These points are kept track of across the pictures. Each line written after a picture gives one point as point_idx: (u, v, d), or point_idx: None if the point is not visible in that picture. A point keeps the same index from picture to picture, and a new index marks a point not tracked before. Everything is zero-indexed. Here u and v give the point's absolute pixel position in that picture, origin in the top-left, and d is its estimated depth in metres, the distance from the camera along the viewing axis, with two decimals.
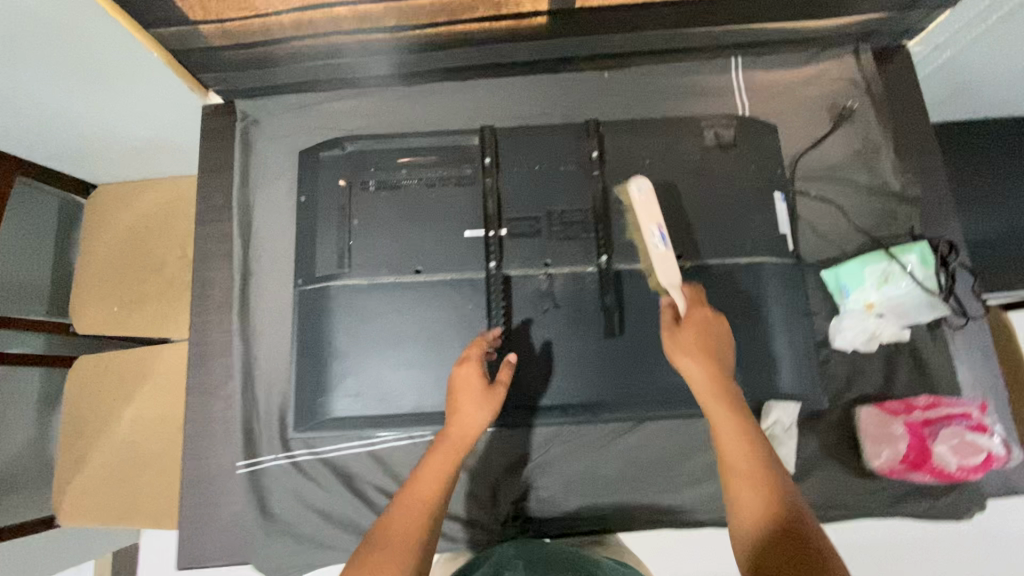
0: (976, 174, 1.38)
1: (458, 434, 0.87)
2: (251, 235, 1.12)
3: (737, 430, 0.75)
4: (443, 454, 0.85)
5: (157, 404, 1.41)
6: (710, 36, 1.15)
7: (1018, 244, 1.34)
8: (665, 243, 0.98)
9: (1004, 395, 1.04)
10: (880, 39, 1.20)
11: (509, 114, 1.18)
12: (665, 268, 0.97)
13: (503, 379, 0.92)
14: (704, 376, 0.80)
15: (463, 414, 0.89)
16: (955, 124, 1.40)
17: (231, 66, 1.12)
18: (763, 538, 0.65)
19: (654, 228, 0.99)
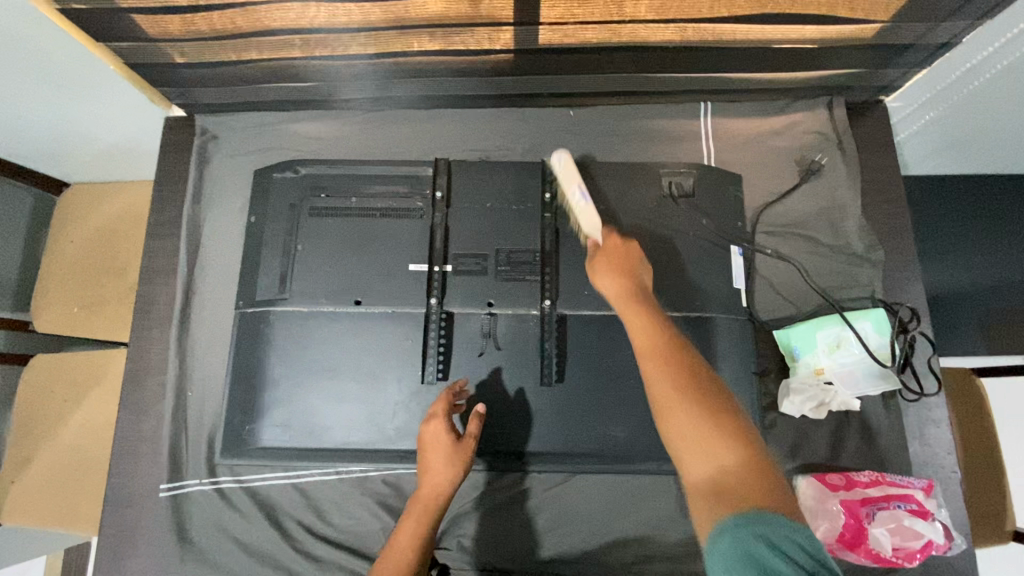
0: (958, 228, 1.32)
1: (428, 495, 0.90)
2: (199, 252, 1.12)
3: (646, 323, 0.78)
4: (416, 516, 0.89)
5: (105, 409, 1.35)
6: (679, 83, 1.13)
7: (994, 303, 1.28)
8: (587, 199, 0.99)
9: (953, 474, 1.00)
10: (855, 94, 1.18)
11: (469, 147, 1.17)
12: (589, 220, 0.98)
13: (470, 434, 0.93)
14: (618, 289, 0.84)
15: (432, 475, 0.90)
16: (944, 178, 1.33)
17: (191, 83, 1.11)
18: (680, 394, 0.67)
19: (575, 189, 1.01)
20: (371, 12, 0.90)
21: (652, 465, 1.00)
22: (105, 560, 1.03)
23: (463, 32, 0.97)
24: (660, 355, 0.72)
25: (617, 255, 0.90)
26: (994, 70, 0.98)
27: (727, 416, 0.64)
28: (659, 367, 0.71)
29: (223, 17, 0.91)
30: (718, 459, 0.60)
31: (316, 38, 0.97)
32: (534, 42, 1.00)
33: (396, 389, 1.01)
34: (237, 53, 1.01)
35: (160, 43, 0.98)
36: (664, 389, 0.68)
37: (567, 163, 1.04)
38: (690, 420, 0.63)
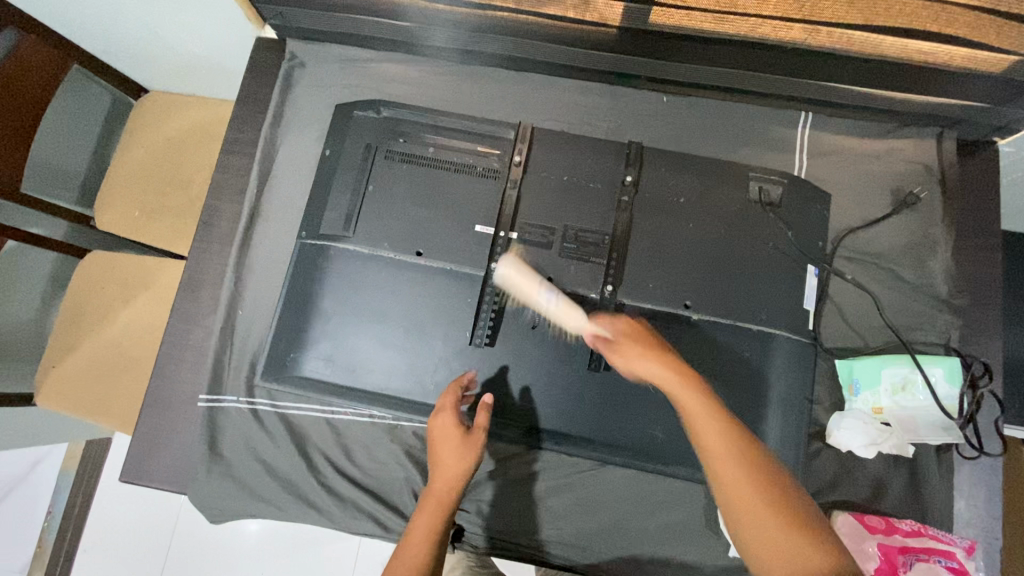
0: None
1: (439, 488, 0.85)
2: (270, 177, 1.12)
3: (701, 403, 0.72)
4: (429, 511, 0.83)
5: (152, 313, 1.38)
6: (784, 88, 1.08)
7: None
8: (556, 299, 0.98)
9: (996, 541, 0.96)
10: (968, 129, 1.10)
11: (553, 117, 1.14)
12: (570, 318, 0.97)
13: (480, 423, 0.90)
14: (662, 371, 0.76)
15: (444, 465, 0.86)
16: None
17: (290, 4, 1.10)
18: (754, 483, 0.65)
19: (541, 292, 0.99)
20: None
21: (684, 470, 0.98)
22: (135, 457, 1.05)
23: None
24: (726, 440, 0.68)
25: (639, 335, 0.83)
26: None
27: (791, 504, 0.65)
28: (724, 452, 0.68)
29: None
30: (817, 566, 0.60)
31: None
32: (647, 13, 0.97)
33: (442, 346, 1.01)
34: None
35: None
36: (735, 488, 0.66)
37: (518, 269, 0.99)
38: (771, 521, 0.63)
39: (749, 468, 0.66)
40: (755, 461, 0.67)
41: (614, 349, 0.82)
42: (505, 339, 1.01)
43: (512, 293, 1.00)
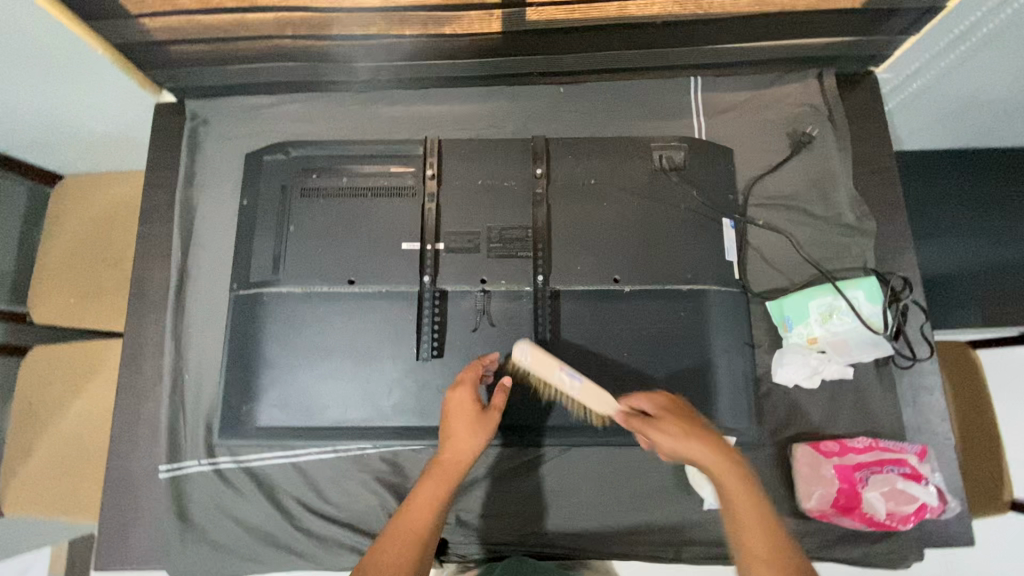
0: (939, 205, 1.37)
1: (451, 458, 0.83)
2: (192, 237, 1.12)
3: (741, 485, 0.68)
4: (436, 481, 0.81)
5: (105, 398, 1.34)
6: (668, 57, 1.13)
7: (982, 279, 1.32)
8: (580, 380, 0.84)
9: (947, 439, 1.01)
10: (845, 64, 1.18)
11: (460, 126, 1.18)
12: (596, 401, 0.83)
13: (497, 406, 0.88)
14: (706, 450, 0.71)
15: (456, 440, 0.84)
16: (915, 160, 1.40)
17: (179, 64, 1.11)
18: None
19: (559, 373, 0.84)
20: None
21: None
22: (106, 544, 1.03)
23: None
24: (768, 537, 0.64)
25: (678, 412, 0.77)
26: (984, 31, 1.00)
27: None
28: (768, 563, 0.62)
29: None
30: None
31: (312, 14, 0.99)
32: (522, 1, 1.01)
33: (391, 367, 1.01)
34: (233, 28, 1.03)
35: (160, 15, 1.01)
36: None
37: (533, 356, 0.82)
38: None
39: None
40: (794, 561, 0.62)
41: (650, 428, 0.75)
42: (451, 347, 1.02)
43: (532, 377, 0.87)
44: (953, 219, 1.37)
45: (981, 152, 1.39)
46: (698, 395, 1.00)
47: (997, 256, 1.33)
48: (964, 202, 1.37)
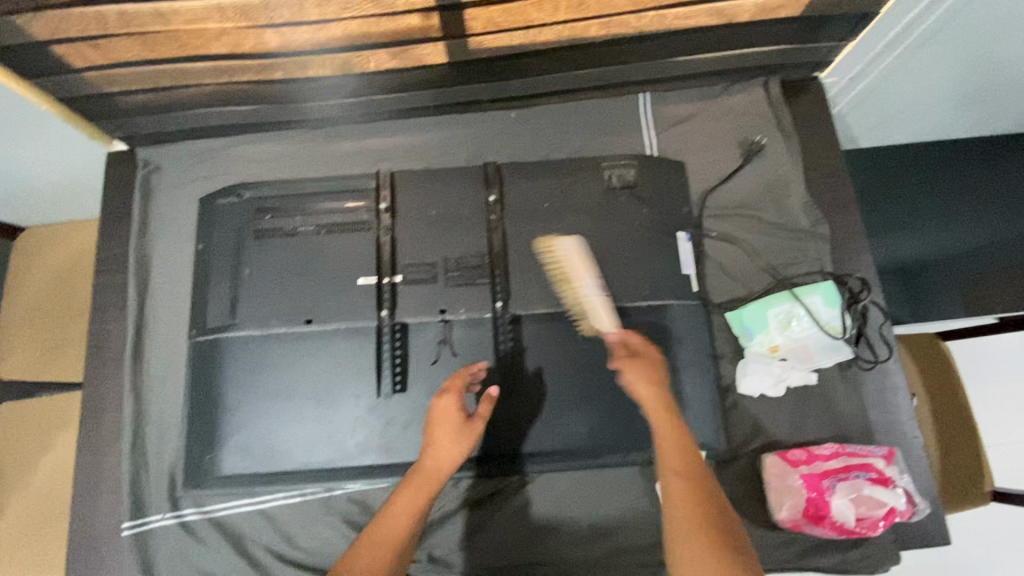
0: (898, 201, 1.42)
1: (432, 467, 0.82)
2: (148, 286, 1.11)
3: (674, 429, 0.74)
4: (418, 487, 0.81)
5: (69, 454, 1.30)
6: (614, 76, 1.14)
7: (943, 271, 1.37)
8: (602, 293, 0.99)
9: (916, 439, 1.01)
10: (790, 71, 1.20)
11: (414, 156, 1.18)
12: (601, 316, 0.97)
13: (482, 415, 0.86)
14: (649, 396, 0.77)
15: (436, 451, 0.83)
16: (872, 158, 1.44)
17: (125, 113, 1.10)
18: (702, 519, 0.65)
19: (589, 281, 0.99)
20: (302, 19, 0.94)
21: (615, 457, 1.00)
22: None
23: (383, 21, 0.97)
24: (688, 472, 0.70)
25: (654, 361, 0.81)
26: (912, 38, 1.02)
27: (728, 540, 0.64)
28: (688, 495, 0.68)
29: (140, 19, 0.90)
30: None
31: (258, 56, 1.01)
32: (462, 27, 1.00)
33: (354, 404, 1.00)
34: (182, 76, 1.04)
35: (101, 67, 1.00)
36: (686, 541, 0.64)
37: (579, 253, 1.02)
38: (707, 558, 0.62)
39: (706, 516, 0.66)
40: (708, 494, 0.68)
41: (620, 368, 0.81)
42: (413, 380, 1.01)
43: (563, 271, 1.02)
44: (913, 214, 1.41)
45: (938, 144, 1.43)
46: None
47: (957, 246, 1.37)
48: (924, 197, 1.41)
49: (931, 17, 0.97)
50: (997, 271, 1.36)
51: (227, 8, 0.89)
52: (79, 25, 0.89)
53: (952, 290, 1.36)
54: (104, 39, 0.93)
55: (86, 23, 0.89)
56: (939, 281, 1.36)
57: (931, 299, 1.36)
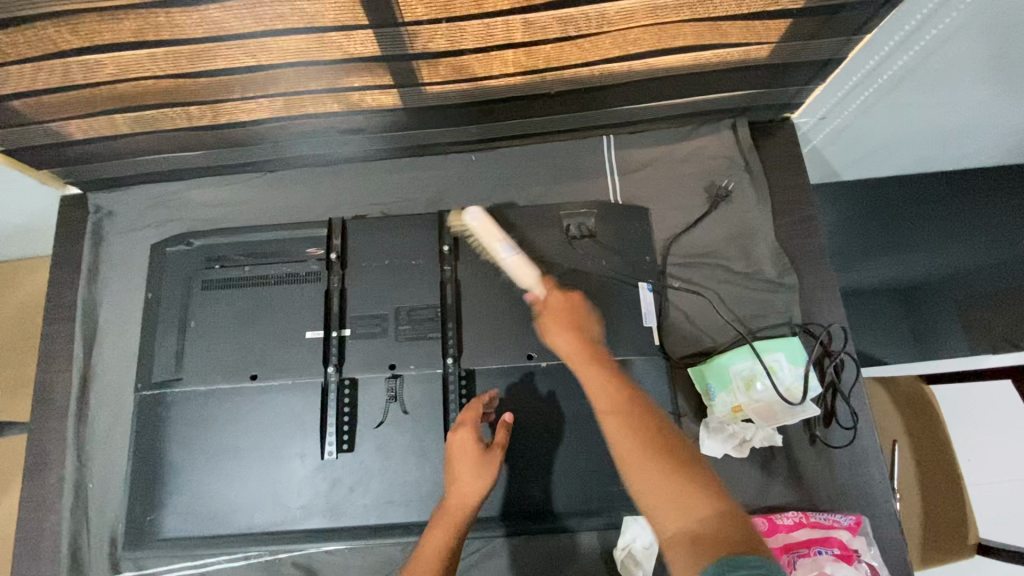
0: (882, 226, 1.39)
1: (456, 505, 0.78)
2: (97, 335, 1.09)
3: (586, 364, 0.68)
4: (442, 530, 0.76)
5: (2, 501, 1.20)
6: (576, 120, 1.11)
7: (926, 296, 1.35)
8: (513, 252, 0.92)
9: (890, 505, 0.95)
10: (759, 113, 1.16)
11: (370, 201, 1.16)
12: (523, 272, 0.88)
13: (499, 442, 0.83)
14: (570, 345, 0.71)
15: (460, 485, 0.79)
16: (858, 184, 1.41)
17: (74, 160, 1.08)
18: (639, 430, 0.60)
19: (501, 244, 0.94)
20: (245, 72, 0.89)
21: (570, 522, 0.95)
22: None
23: (331, 74, 0.91)
24: (613, 400, 0.64)
25: (571, 309, 0.76)
26: (889, 74, 0.99)
27: (670, 445, 0.59)
28: (618, 418, 0.62)
29: (72, 71, 0.85)
30: (699, 517, 0.52)
31: (204, 104, 0.96)
32: (415, 77, 0.94)
33: (300, 465, 0.97)
34: (127, 123, 1.00)
35: (38, 120, 0.95)
36: (632, 449, 0.59)
37: (484, 221, 0.98)
38: (655, 465, 0.57)
39: (643, 429, 0.60)
40: (635, 409, 0.62)
41: (542, 326, 0.75)
42: (362, 437, 0.97)
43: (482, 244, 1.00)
44: (899, 237, 1.39)
45: (932, 176, 1.39)
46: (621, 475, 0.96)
47: (939, 275, 1.35)
48: (909, 222, 1.39)
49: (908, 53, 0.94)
50: (985, 300, 1.34)
51: (163, 59, 0.84)
52: (9, 79, 0.85)
53: (944, 322, 1.33)
54: (37, 94, 0.89)
55: (14, 76, 0.85)
56: (920, 307, 1.35)
57: (915, 326, 1.34)
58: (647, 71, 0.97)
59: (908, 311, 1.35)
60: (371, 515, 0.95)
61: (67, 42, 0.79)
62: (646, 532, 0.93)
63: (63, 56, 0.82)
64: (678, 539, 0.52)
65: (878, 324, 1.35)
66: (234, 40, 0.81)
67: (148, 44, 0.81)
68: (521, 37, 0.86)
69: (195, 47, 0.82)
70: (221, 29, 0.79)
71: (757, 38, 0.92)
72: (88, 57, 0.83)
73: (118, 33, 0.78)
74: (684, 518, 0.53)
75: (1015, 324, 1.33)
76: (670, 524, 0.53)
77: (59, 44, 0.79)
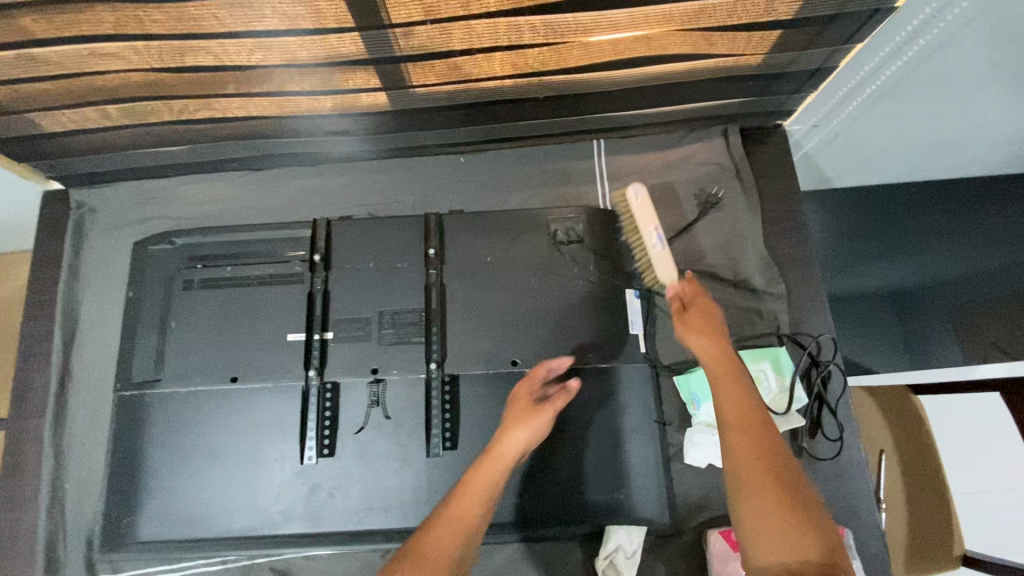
0: (874, 233, 1.39)
1: (506, 444, 0.80)
2: (77, 333, 1.07)
3: (724, 376, 0.74)
4: (487, 467, 0.78)
5: None
6: (566, 124, 1.10)
7: (915, 304, 1.35)
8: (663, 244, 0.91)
9: (872, 518, 0.95)
10: (751, 119, 1.15)
11: (355, 202, 1.15)
12: (664, 268, 0.90)
13: (557, 399, 0.86)
14: (712, 353, 0.77)
15: (512, 427, 0.82)
16: (852, 191, 1.40)
17: (54, 155, 1.06)
18: (765, 461, 0.66)
19: (650, 232, 0.92)
20: (226, 69, 0.87)
21: (552, 531, 0.94)
22: None
23: (316, 73, 0.89)
24: (747, 422, 0.69)
25: (708, 312, 0.81)
26: (883, 81, 0.98)
27: (790, 483, 0.64)
28: (749, 441, 0.68)
29: (45, 61, 0.82)
30: (809, 552, 0.59)
31: (187, 100, 0.94)
32: (403, 79, 0.92)
33: (280, 469, 0.96)
34: (108, 118, 0.97)
35: (13, 111, 0.93)
36: (756, 476, 0.65)
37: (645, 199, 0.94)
38: (776, 497, 0.63)
39: (772, 461, 0.66)
40: (767, 439, 0.68)
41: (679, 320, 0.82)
42: (343, 442, 0.96)
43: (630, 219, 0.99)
44: (890, 244, 1.39)
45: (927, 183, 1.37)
46: (606, 484, 0.95)
47: (930, 282, 1.35)
48: (901, 229, 1.38)
49: (902, 59, 0.92)
50: (978, 309, 1.33)
51: (141, 51, 0.81)
52: None
53: (933, 330, 1.34)
54: (9, 84, 0.86)
55: None
56: (909, 315, 1.35)
57: (903, 333, 1.35)
58: (638, 77, 0.95)
59: (896, 319, 1.36)
60: (351, 521, 0.94)
61: (40, 31, 0.76)
62: (630, 541, 0.93)
63: (36, 45, 0.79)
64: (778, 566, 0.59)
65: (866, 332, 1.36)
66: (214, 38, 0.79)
67: (125, 34, 0.78)
68: (510, 42, 0.84)
69: (173, 43, 0.80)
70: (200, 28, 0.77)
71: (749, 49, 0.91)
72: (61, 46, 0.79)
73: (93, 24, 0.75)
74: (791, 551, 0.60)
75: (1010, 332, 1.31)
76: (776, 552, 0.60)
77: (31, 33, 0.76)
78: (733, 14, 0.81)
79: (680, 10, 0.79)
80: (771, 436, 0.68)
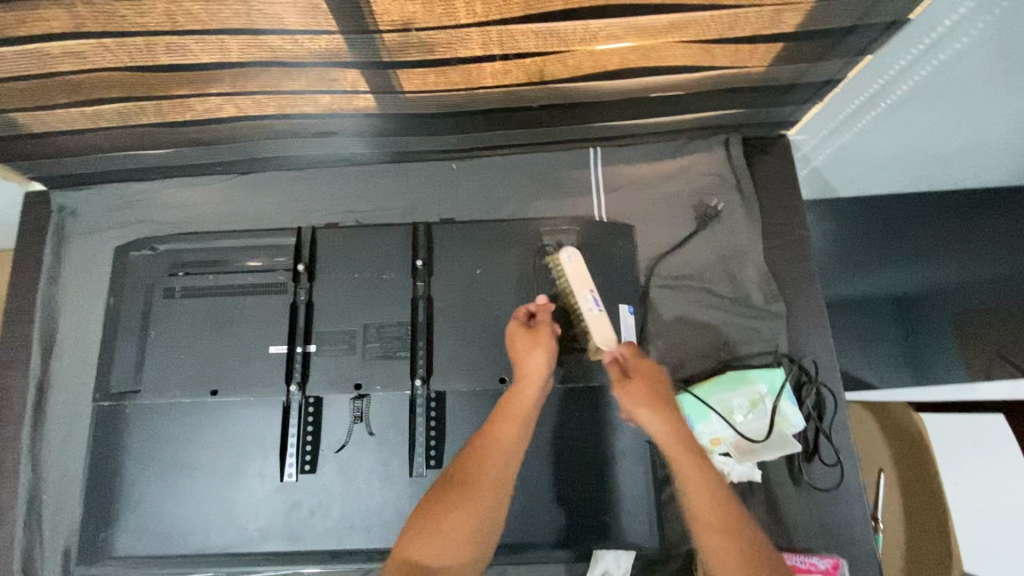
0: (878, 241, 1.35)
1: (523, 382, 0.83)
2: (57, 340, 1.05)
3: (682, 458, 0.74)
4: (507, 412, 0.80)
5: None
6: (562, 132, 1.06)
7: (919, 312, 1.30)
8: (599, 306, 0.90)
9: (870, 546, 0.92)
10: (754, 129, 1.11)
11: (343, 209, 1.12)
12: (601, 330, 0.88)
13: (547, 324, 0.87)
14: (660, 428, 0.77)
15: (524, 363, 0.84)
16: (858, 200, 1.36)
17: (29, 156, 1.02)
18: (733, 552, 0.68)
19: (587, 295, 0.91)
20: (205, 68, 0.80)
21: (538, 553, 0.91)
22: None
23: (302, 72, 0.83)
24: (710, 508, 0.71)
25: (652, 380, 0.80)
26: (898, 92, 0.93)
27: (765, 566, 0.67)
28: (716, 532, 0.70)
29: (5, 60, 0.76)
30: None
31: (164, 102, 0.89)
32: (392, 83, 0.87)
33: (260, 485, 0.93)
34: (83, 121, 0.93)
35: None
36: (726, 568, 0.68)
37: (579, 264, 0.94)
38: None
39: (740, 549, 0.68)
40: (734, 527, 0.70)
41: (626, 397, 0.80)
42: (326, 458, 0.94)
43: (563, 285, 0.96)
44: (894, 251, 1.34)
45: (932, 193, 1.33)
46: (594, 507, 0.92)
47: (933, 290, 1.31)
48: (904, 237, 1.34)
49: (921, 71, 0.87)
50: (977, 317, 1.29)
51: (112, 51, 0.75)
52: None
53: (936, 340, 1.29)
54: None
55: None
56: (914, 324, 1.30)
57: (908, 343, 1.29)
58: (638, 87, 0.91)
59: (900, 327, 1.30)
60: (333, 539, 0.92)
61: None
62: (618, 567, 0.92)
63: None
64: None
65: (872, 343, 1.30)
66: (190, 34, 0.73)
67: (93, 35, 0.72)
68: (504, 49, 0.79)
69: (143, 39, 0.73)
70: (174, 24, 0.71)
71: (756, 59, 0.86)
72: (21, 46, 0.73)
73: (56, 23, 0.69)
74: None
75: (1012, 341, 1.27)
76: None
77: None
78: (740, 22, 0.76)
79: (686, 20, 0.75)
80: (735, 519, 0.70)
